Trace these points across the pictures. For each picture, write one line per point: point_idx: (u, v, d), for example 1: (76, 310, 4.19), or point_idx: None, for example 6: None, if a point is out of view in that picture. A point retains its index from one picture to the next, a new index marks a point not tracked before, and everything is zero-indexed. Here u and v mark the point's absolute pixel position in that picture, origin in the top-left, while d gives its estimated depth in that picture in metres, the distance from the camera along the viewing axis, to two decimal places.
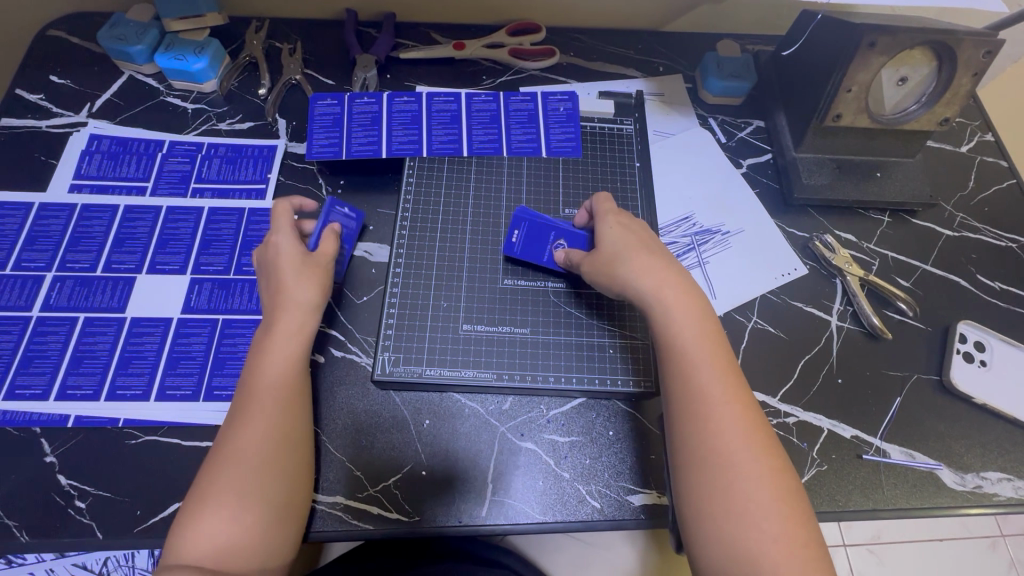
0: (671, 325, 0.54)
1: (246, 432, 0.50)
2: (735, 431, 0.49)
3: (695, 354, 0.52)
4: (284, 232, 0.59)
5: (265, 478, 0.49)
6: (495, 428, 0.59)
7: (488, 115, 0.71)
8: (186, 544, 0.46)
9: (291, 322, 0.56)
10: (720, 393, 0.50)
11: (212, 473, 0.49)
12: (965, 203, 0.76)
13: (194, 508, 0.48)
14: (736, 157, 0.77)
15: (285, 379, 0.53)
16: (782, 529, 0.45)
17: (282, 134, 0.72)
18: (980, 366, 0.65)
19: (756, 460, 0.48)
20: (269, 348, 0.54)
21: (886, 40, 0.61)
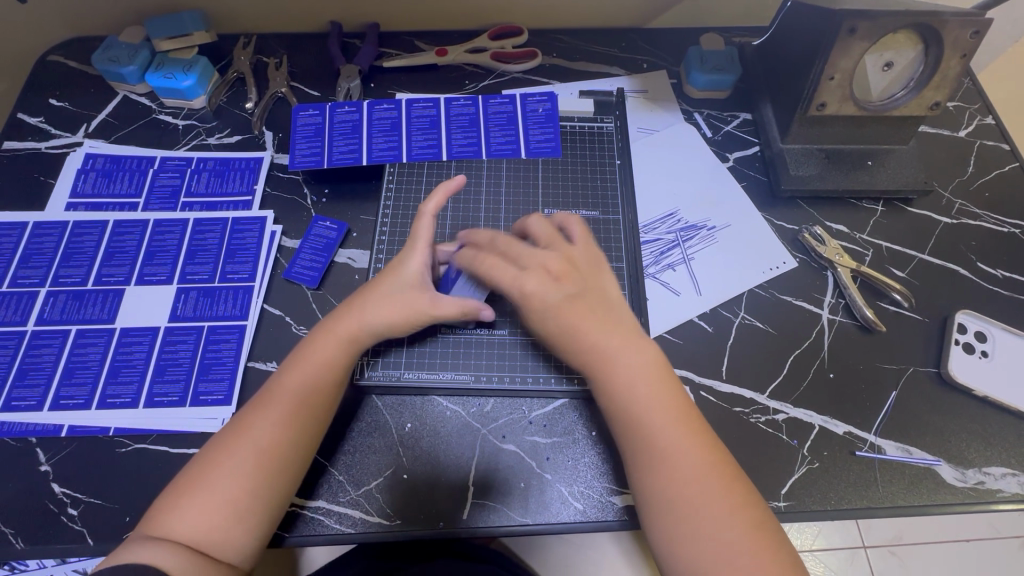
0: (630, 365, 0.52)
1: (243, 428, 0.51)
2: (691, 473, 0.49)
3: (640, 407, 0.51)
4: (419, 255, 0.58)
5: (254, 476, 0.49)
6: (476, 431, 0.59)
7: (468, 118, 0.70)
8: (168, 527, 0.47)
9: (340, 326, 0.56)
10: (671, 440, 0.50)
11: (202, 461, 0.50)
12: (964, 188, 0.74)
13: (179, 494, 0.49)
14: (722, 151, 0.76)
15: (300, 376, 0.54)
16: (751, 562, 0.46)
17: (269, 146, 0.74)
18: (981, 357, 0.63)
19: (717, 498, 0.48)
20: (308, 350, 0.55)
21: (866, 24, 0.60)
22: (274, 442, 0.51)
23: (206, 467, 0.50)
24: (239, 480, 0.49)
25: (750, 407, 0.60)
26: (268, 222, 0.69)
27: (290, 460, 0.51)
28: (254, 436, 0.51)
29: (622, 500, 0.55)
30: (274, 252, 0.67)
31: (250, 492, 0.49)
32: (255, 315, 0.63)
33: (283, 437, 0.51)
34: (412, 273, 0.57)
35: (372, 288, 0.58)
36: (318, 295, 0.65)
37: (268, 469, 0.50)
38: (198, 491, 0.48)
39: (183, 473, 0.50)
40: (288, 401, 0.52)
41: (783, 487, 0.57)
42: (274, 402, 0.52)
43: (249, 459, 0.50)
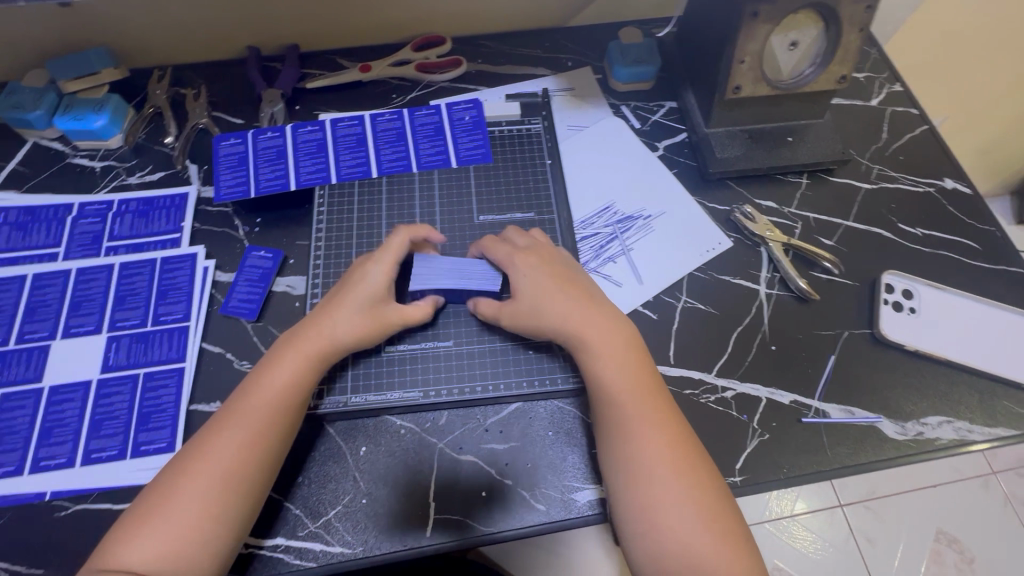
0: (601, 346, 0.55)
1: (201, 450, 0.50)
2: (660, 456, 0.51)
3: (619, 389, 0.54)
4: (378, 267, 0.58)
5: (216, 500, 0.48)
6: (433, 445, 0.58)
7: (395, 133, 0.69)
8: (124, 555, 0.46)
9: (303, 341, 0.55)
10: (646, 423, 0.52)
11: (162, 485, 0.49)
12: (880, 154, 0.77)
13: (133, 524, 0.48)
14: (651, 141, 0.78)
15: (266, 392, 0.53)
16: (705, 541, 0.48)
17: (194, 180, 0.72)
18: (910, 313, 0.65)
19: (682, 482, 0.50)
20: (272, 364, 0.54)
21: (766, 8, 0.62)
22: (235, 466, 0.50)
23: (165, 493, 0.49)
24: (199, 509, 0.48)
25: (699, 389, 0.61)
26: (199, 257, 0.67)
27: (255, 482, 0.50)
28: (214, 461, 0.50)
29: (583, 496, 0.56)
30: (208, 288, 0.65)
31: (212, 518, 0.48)
32: (193, 356, 0.61)
33: (248, 457, 0.50)
34: (375, 285, 0.57)
35: (331, 300, 0.57)
36: (258, 326, 0.64)
37: (230, 496, 0.49)
38: (155, 521, 0.47)
39: (141, 501, 0.49)
40: (252, 420, 0.51)
41: (738, 462, 0.58)
42: (236, 422, 0.51)
43: (209, 485, 0.49)
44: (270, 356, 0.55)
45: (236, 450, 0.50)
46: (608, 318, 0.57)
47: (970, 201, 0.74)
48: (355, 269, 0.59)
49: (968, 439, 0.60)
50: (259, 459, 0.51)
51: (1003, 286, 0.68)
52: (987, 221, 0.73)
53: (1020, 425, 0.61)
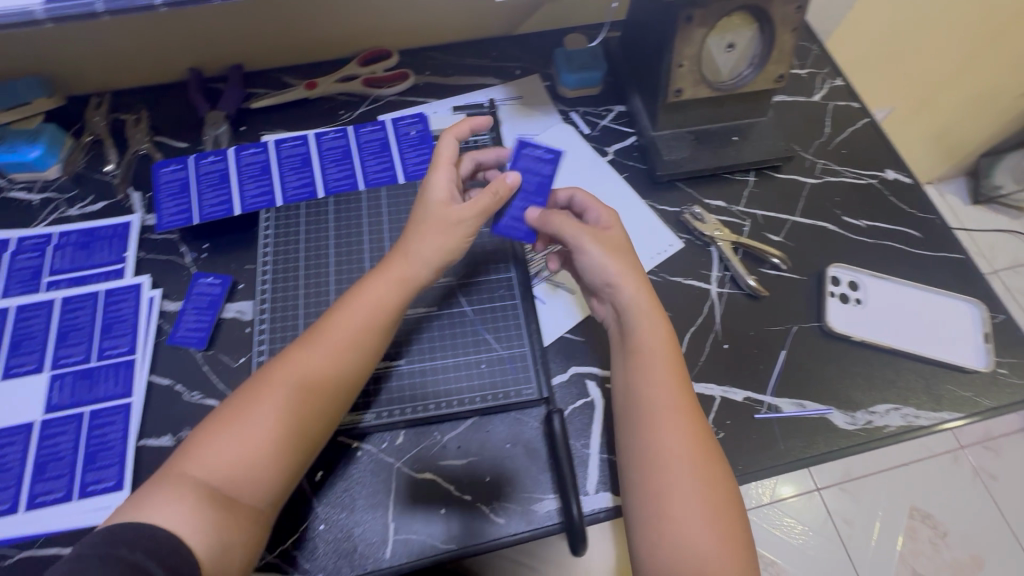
0: (646, 313, 0.56)
1: (280, 371, 0.52)
2: (682, 439, 0.50)
3: (652, 367, 0.54)
4: (444, 172, 0.58)
5: (291, 418, 0.50)
6: (390, 466, 0.57)
7: (340, 151, 0.69)
8: (201, 463, 0.47)
9: (394, 267, 0.56)
10: (670, 405, 0.52)
11: (239, 399, 0.51)
12: (824, 149, 0.79)
13: (210, 429, 0.49)
14: (601, 146, 0.78)
15: (348, 315, 0.54)
16: (713, 532, 0.47)
17: (137, 208, 0.70)
18: (856, 304, 0.67)
19: (697, 469, 0.49)
20: (364, 284, 0.55)
21: (700, 12, 0.63)
22: (314, 388, 0.51)
23: (240, 407, 0.50)
24: (269, 430, 0.49)
25: None
26: (144, 287, 0.65)
27: (324, 411, 0.52)
28: (292, 383, 0.51)
29: (543, 507, 0.56)
30: (155, 318, 0.64)
31: (284, 439, 0.49)
32: (141, 389, 0.60)
33: (330, 374, 0.52)
34: (436, 192, 0.57)
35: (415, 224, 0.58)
36: (208, 355, 0.62)
37: (304, 412, 0.51)
38: (229, 429, 0.49)
39: (218, 411, 0.51)
40: (328, 348, 0.53)
41: None
42: (315, 342, 0.53)
43: (283, 406, 0.50)
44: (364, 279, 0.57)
45: (309, 378, 0.51)
46: (650, 295, 0.57)
47: (911, 191, 0.76)
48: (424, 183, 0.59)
49: (916, 424, 0.61)
50: (338, 379, 0.53)
51: (944, 272, 0.70)
52: (927, 209, 0.75)
53: (964, 408, 0.62)
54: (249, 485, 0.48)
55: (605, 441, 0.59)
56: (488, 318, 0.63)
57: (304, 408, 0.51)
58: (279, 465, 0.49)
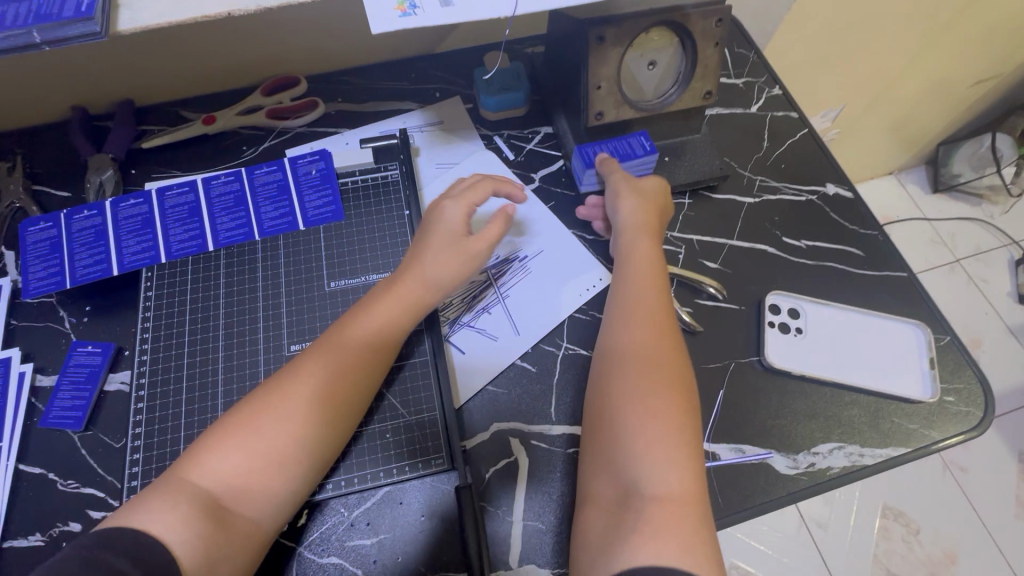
0: (641, 252, 0.59)
1: (297, 378, 0.50)
2: (648, 360, 0.52)
3: (629, 294, 0.57)
4: (455, 203, 0.59)
5: (308, 430, 0.48)
6: (289, 551, 0.51)
7: (232, 197, 0.62)
8: (204, 471, 0.45)
9: (405, 287, 0.56)
10: (632, 327, 0.55)
11: (250, 406, 0.48)
12: (762, 164, 0.75)
13: (270, 382, 0.50)
14: (526, 172, 0.73)
15: (366, 328, 0.53)
16: (663, 449, 0.47)
17: (10, 270, 0.63)
18: (796, 334, 0.63)
19: (654, 386, 0.50)
20: (376, 302, 0.55)
21: (612, 30, 0.58)
22: (326, 402, 0.49)
23: (252, 415, 0.47)
24: (279, 444, 0.47)
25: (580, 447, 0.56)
26: (14, 361, 0.58)
27: (332, 429, 0.50)
28: (351, 347, 0.52)
29: None
30: (26, 396, 0.57)
31: (294, 455, 0.47)
32: (7, 481, 0.53)
33: (380, 332, 0.54)
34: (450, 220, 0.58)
35: (421, 243, 0.59)
36: (87, 436, 0.56)
37: (322, 426, 0.49)
38: (292, 387, 0.49)
39: (228, 416, 0.48)
40: (338, 366, 0.51)
41: None
42: (377, 299, 0.55)
43: (295, 418, 0.48)
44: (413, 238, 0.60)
45: (320, 390, 0.49)
46: (648, 238, 0.61)
47: (853, 206, 0.72)
48: (433, 209, 0.60)
49: (860, 464, 0.58)
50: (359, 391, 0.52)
51: (888, 294, 0.67)
52: (870, 225, 0.71)
53: (910, 442, 0.59)
54: (250, 499, 0.45)
55: (529, 506, 0.54)
56: (394, 380, 0.58)
57: (319, 425, 0.49)
58: (285, 485, 0.47)
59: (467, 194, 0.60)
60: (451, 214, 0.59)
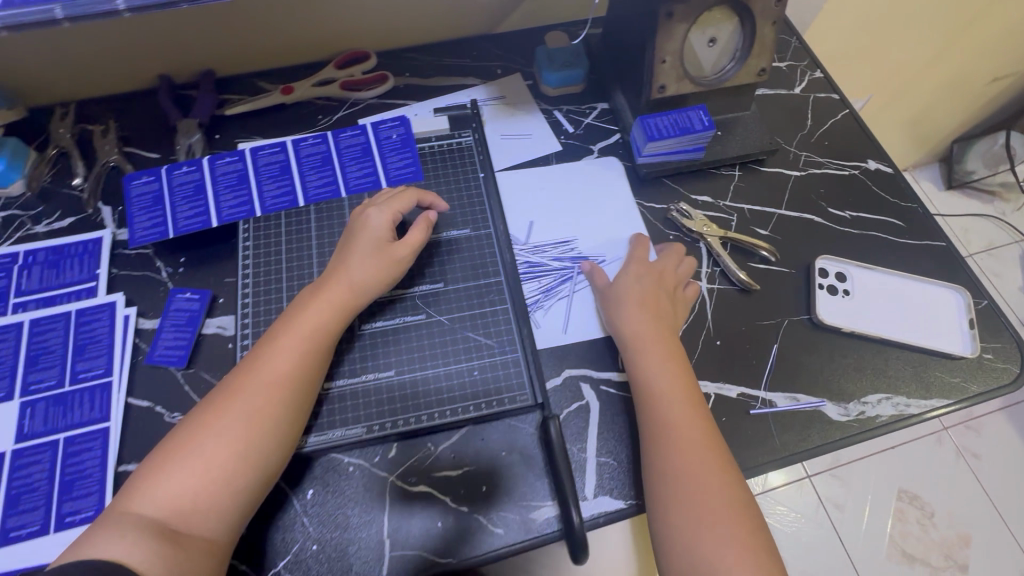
0: (648, 335, 0.59)
1: (231, 397, 0.51)
2: (700, 461, 0.51)
3: (659, 389, 0.56)
4: (378, 209, 0.62)
5: (245, 437, 0.49)
6: (383, 480, 0.56)
7: (320, 157, 0.68)
8: (147, 495, 0.46)
9: (328, 291, 0.57)
10: (676, 425, 0.53)
11: (186, 432, 0.49)
12: (807, 141, 0.79)
13: (197, 418, 0.50)
14: (585, 144, 0.77)
15: (295, 335, 0.54)
16: (745, 559, 0.47)
17: (108, 223, 0.68)
18: (844, 295, 0.67)
19: (719, 495, 0.50)
20: (298, 310, 0.56)
21: (681, 8, 0.62)
22: (260, 416, 0.50)
23: (190, 439, 0.49)
24: (224, 459, 0.48)
25: None
26: (119, 305, 0.62)
27: (273, 438, 0.50)
28: (267, 368, 0.52)
29: (541, 514, 0.54)
30: (131, 337, 0.61)
31: (234, 463, 0.48)
32: (119, 412, 0.57)
33: (306, 358, 0.54)
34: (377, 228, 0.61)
35: (346, 249, 0.60)
36: (189, 374, 0.60)
37: (259, 432, 0.50)
38: (217, 420, 0.50)
39: (167, 445, 0.49)
40: (268, 380, 0.52)
41: None
42: (297, 324, 0.55)
43: (232, 433, 0.49)
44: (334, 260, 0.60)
45: (249, 410, 0.50)
46: (661, 324, 0.60)
47: (893, 180, 0.77)
48: (357, 216, 0.62)
49: (906, 413, 0.62)
50: (292, 393, 0.52)
51: (928, 261, 0.71)
52: (909, 199, 0.75)
53: (953, 394, 0.63)
54: (200, 517, 0.46)
55: (603, 444, 0.58)
56: (478, 324, 0.62)
57: (253, 432, 0.49)
58: (236, 495, 0.48)
59: (392, 201, 0.63)
60: (376, 222, 0.61)
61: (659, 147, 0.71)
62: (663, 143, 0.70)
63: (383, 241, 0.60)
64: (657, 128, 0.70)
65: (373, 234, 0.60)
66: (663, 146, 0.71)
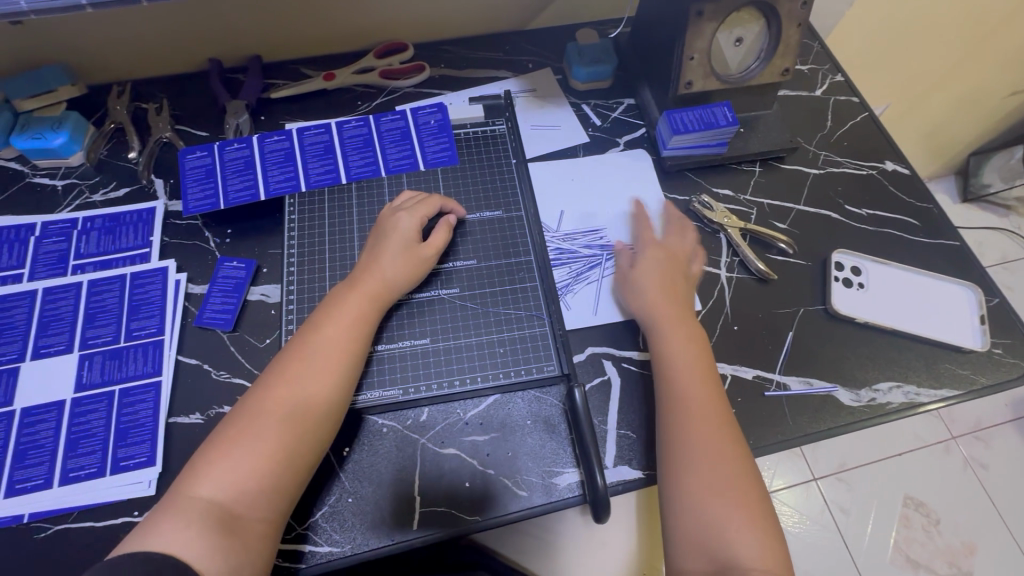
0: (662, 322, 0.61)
1: (280, 387, 0.53)
2: (707, 435, 0.54)
3: (672, 365, 0.59)
4: (411, 213, 0.64)
5: (299, 424, 0.51)
6: (415, 442, 0.59)
7: (362, 139, 0.73)
8: (205, 483, 0.48)
9: (364, 283, 0.59)
10: (687, 399, 0.56)
11: (239, 422, 0.51)
12: (826, 141, 0.82)
13: (247, 408, 0.52)
14: (612, 137, 0.80)
15: (337, 327, 0.56)
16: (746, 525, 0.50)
17: (160, 194, 0.72)
18: (859, 288, 0.70)
19: (725, 467, 0.53)
20: (336, 301, 0.58)
21: (711, 7, 0.65)
22: (307, 410, 0.52)
23: (244, 429, 0.51)
24: (278, 446, 0.50)
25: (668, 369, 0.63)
26: (171, 270, 0.66)
27: (324, 425, 0.53)
28: (312, 360, 0.54)
29: (563, 479, 0.57)
30: (181, 300, 0.65)
31: (288, 451, 0.51)
32: (170, 369, 0.61)
33: (348, 350, 0.56)
34: (408, 229, 0.63)
35: (377, 248, 0.62)
36: (234, 336, 0.64)
37: (311, 420, 0.52)
38: (268, 411, 0.52)
39: (220, 433, 0.51)
40: (316, 372, 0.54)
41: None
42: (338, 316, 0.57)
43: (285, 423, 0.51)
44: (366, 253, 0.63)
45: (300, 400, 0.52)
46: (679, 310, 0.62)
47: (909, 181, 0.79)
48: (388, 218, 0.65)
49: (916, 401, 0.64)
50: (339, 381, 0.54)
51: (942, 258, 0.73)
52: (924, 199, 0.78)
53: (962, 385, 0.65)
54: (257, 503, 0.48)
55: (623, 417, 0.61)
56: (508, 300, 0.65)
57: (304, 421, 0.52)
58: (291, 479, 0.50)
59: (419, 205, 0.65)
60: (405, 224, 0.64)
61: (683, 140, 0.74)
62: (686, 137, 0.74)
63: (416, 244, 0.63)
64: (683, 123, 0.73)
65: (405, 234, 0.63)
66: (687, 140, 0.74)
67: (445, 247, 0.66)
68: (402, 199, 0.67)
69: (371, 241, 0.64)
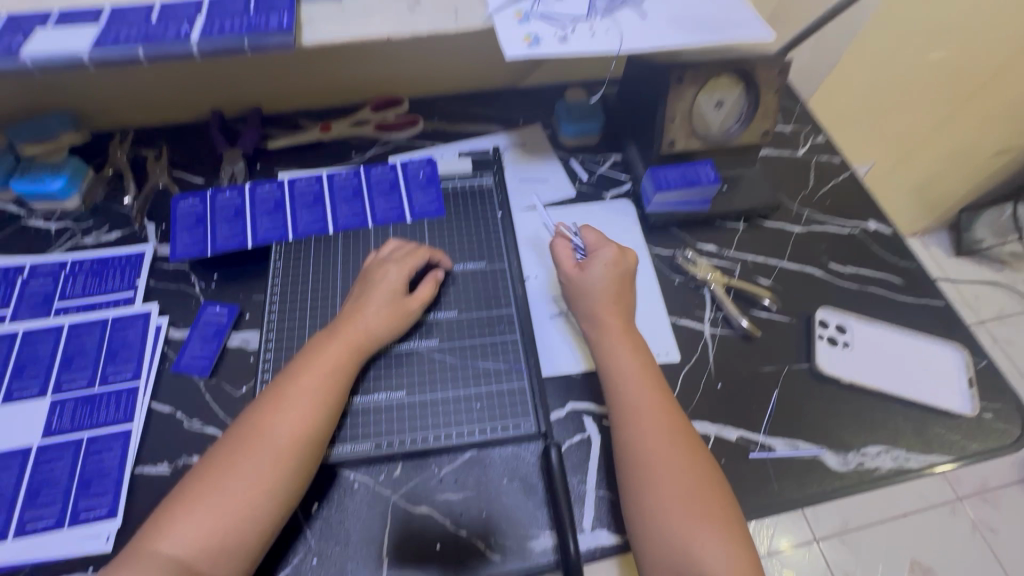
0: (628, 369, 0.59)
1: (255, 439, 0.51)
2: (681, 488, 0.52)
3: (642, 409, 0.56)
4: (399, 265, 0.65)
5: (270, 477, 0.50)
6: (387, 499, 0.57)
7: (352, 189, 0.74)
8: (168, 541, 0.46)
9: (346, 331, 0.59)
10: (659, 450, 0.54)
11: (207, 475, 0.50)
12: (809, 199, 0.84)
13: (215, 460, 0.51)
14: (598, 191, 0.82)
15: (314, 376, 0.55)
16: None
17: (151, 238, 0.73)
18: (844, 347, 0.69)
19: (701, 520, 0.51)
20: (315, 349, 0.58)
21: (690, 73, 0.69)
22: (278, 463, 0.51)
23: (213, 483, 0.49)
24: (247, 502, 0.49)
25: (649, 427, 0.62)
26: (152, 315, 0.66)
27: (296, 478, 0.51)
28: (287, 412, 0.53)
29: (539, 543, 0.55)
30: (160, 345, 0.65)
31: (256, 508, 0.49)
32: (142, 416, 0.60)
33: (325, 401, 0.55)
34: (391, 281, 0.63)
35: (360, 298, 0.62)
36: (210, 383, 0.63)
37: (281, 476, 0.50)
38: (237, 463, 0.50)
39: (186, 487, 0.49)
40: (292, 423, 0.52)
41: None
42: (316, 364, 0.56)
43: (258, 478, 0.50)
44: (348, 302, 0.63)
45: (272, 453, 0.51)
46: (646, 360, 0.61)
47: (893, 240, 0.80)
48: (375, 269, 0.65)
49: (906, 467, 0.63)
50: (312, 433, 0.53)
51: (927, 318, 0.73)
52: (908, 259, 0.78)
53: (953, 451, 0.64)
54: (220, 563, 0.47)
55: (602, 477, 0.59)
56: (488, 352, 0.65)
57: (275, 476, 0.50)
58: (258, 537, 0.49)
59: (408, 258, 0.66)
60: (391, 277, 0.64)
61: (665, 197, 0.75)
62: (667, 193, 0.75)
63: (399, 296, 0.63)
64: (665, 180, 0.74)
65: (389, 288, 0.63)
66: (668, 196, 0.75)
67: (432, 299, 0.67)
68: (389, 249, 0.68)
69: (356, 291, 0.64)
